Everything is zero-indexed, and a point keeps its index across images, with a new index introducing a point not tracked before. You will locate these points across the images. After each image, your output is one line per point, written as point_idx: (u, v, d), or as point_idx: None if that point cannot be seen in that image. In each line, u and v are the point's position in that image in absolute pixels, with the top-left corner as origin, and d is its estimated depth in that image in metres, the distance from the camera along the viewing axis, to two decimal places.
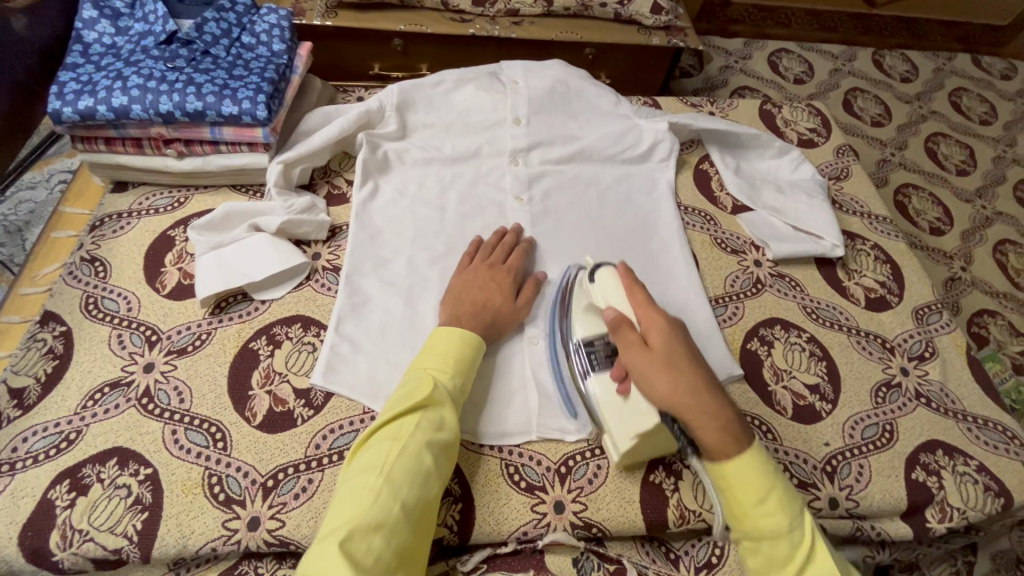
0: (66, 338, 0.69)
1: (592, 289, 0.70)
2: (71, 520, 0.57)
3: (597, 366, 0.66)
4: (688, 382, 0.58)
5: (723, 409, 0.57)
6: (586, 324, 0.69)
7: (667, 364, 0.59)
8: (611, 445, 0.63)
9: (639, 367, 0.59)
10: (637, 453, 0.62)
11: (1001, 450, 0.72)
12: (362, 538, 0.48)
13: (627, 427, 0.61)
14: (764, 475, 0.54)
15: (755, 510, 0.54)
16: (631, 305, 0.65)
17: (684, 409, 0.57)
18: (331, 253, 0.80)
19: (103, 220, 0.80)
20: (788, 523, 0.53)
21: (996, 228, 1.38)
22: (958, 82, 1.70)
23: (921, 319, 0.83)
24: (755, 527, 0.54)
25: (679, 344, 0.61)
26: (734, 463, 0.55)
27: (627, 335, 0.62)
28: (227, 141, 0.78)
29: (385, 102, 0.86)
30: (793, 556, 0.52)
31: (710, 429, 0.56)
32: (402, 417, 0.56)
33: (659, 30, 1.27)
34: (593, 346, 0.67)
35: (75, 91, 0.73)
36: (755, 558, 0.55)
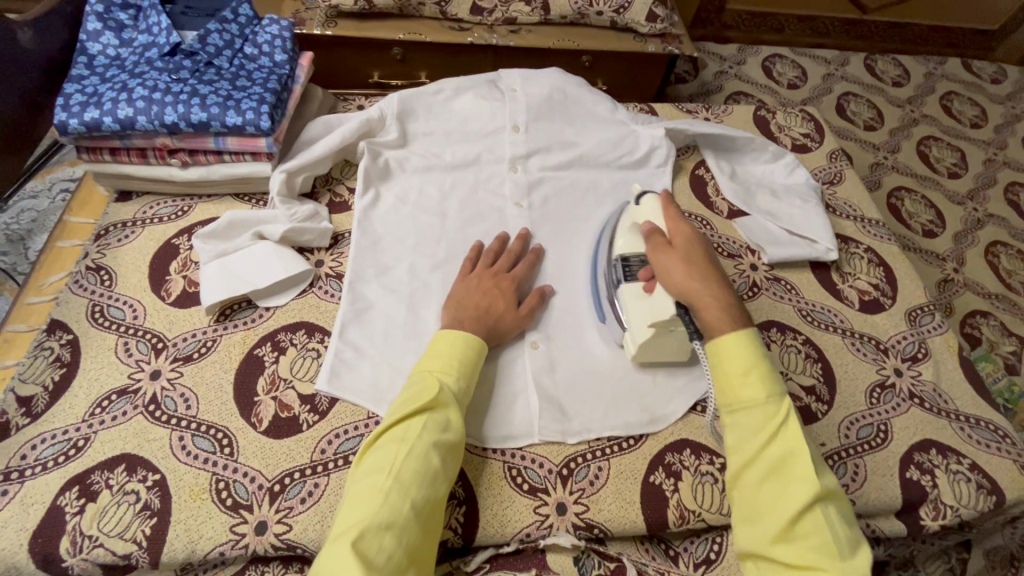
0: (73, 347, 0.70)
1: (636, 210, 0.75)
2: (81, 526, 0.58)
3: (629, 278, 0.71)
4: (701, 273, 0.62)
5: (728, 300, 0.61)
6: (627, 241, 0.74)
7: (685, 258, 0.64)
8: (630, 341, 0.70)
9: (660, 260, 0.65)
10: (651, 348, 0.68)
11: (993, 449, 0.73)
12: (373, 537, 0.49)
13: (643, 319, 0.66)
14: (753, 352, 0.58)
15: (737, 380, 0.57)
16: (664, 218, 0.70)
17: (694, 295, 0.61)
18: (334, 260, 0.81)
19: (108, 229, 0.81)
20: (766, 396, 0.56)
21: (987, 230, 1.40)
22: (949, 86, 1.72)
23: (914, 320, 0.85)
24: (736, 397, 0.57)
25: (701, 248, 0.65)
26: (727, 339, 0.58)
27: (655, 237, 0.67)
28: (230, 150, 0.80)
29: (386, 111, 0.88)
30: (766, 425, 0.55)
31: (713, 311, 0.60)
32: (409, 419, 0.58)
33: (654, 37, 1.29)
34: (629, 262, 0.72)
35: (80, 103, 0.74)
36: (731, 432, 0.57)
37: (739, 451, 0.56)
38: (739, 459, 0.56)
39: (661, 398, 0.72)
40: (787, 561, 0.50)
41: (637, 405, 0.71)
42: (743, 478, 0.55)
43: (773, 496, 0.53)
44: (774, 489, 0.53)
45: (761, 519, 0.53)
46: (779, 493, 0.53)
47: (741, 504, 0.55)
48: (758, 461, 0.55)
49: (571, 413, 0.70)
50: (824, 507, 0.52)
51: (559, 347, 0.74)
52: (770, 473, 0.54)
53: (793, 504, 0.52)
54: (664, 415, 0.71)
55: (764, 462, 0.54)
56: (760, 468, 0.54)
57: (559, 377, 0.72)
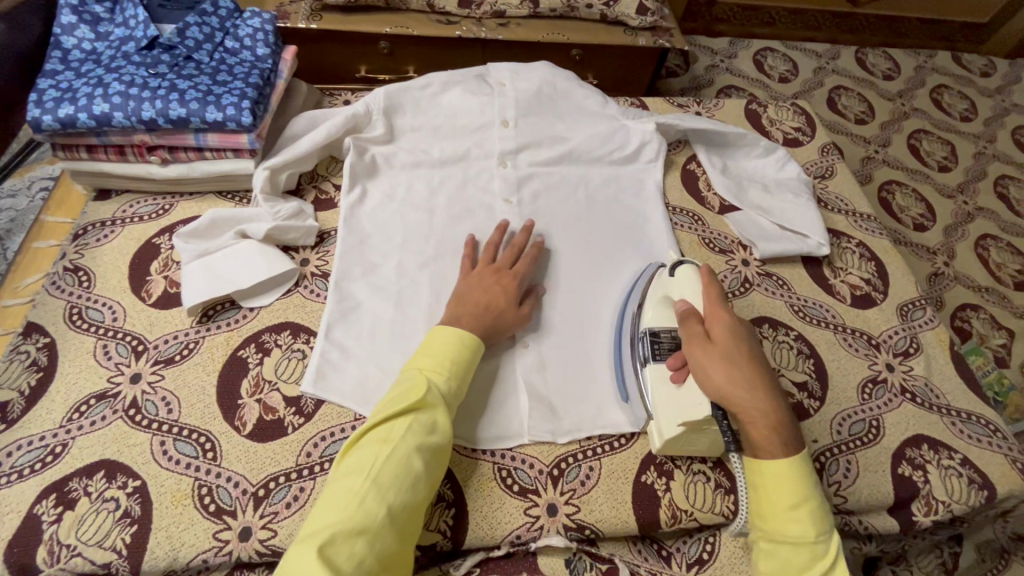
0: (50, 350, 0.68)
1: (670, 283, 0.72)
2: (59, 534, 0.57)
3: (658, 356, 0.67)
4: (747, 379, 0.59)
5: (777, 415, 0.58)
6: (657, 313, 0.70)
7: (727, 357, 0.60)
8: (655, 430, 0.65)
9: (696, 356, 0.61)
10: (680, 443, 0.64)
11: (984, 443, 0.73)
12: (344, 542, 0.48)
13: (674, 416, 0.62)
14: (802, 484, 0.56)
15: (784, 514, 0.55)
16: (704, 301, 0.67)
17: (734, 404, 0.58)
18: (319, 259, 0.79)
19: (86, 229, 0.79)
20: (813, 535, 0.54)
21: (978, 223, 1.40)
22: (939, 79, 1.72)
23: (905, 315, 0.85)
24: (780, 530, 0.55)
25: (746, 346, 0.62)
26: (775, 463, 0.56)
27: (692, 327, 0.64)
28: (211, 147, 0.78)
29: (372, 106, 0.86)
30: (810, 566, 0.54)
31: (761, 428, 0.57)
32: (393, 420, 0.56)
33: (645, 30, 1.28)
34: (658, 338, 0.68)
35: (54, 99, 0.72)
36: (767, 560, 0.56)
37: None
38: None
39: None
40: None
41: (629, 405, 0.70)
42: None
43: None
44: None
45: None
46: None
47: None
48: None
49: (562, 413, 0.69)
50: None
51: (551, 345, 0.73)
52: None
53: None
54: None
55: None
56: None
57: (551, 377, 0.71)
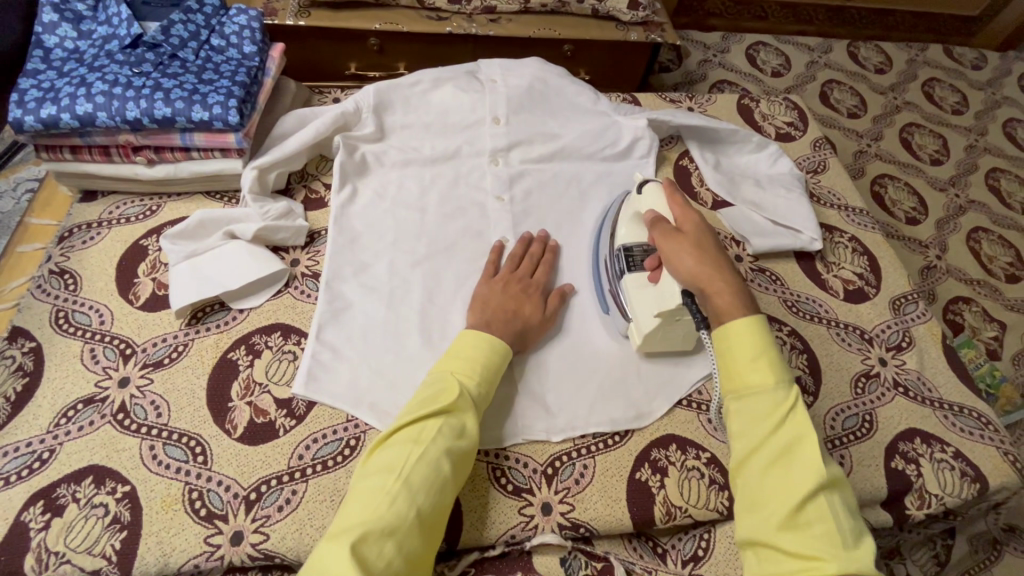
0: (36, 355, 0.67)
1: (637, 199, 0.75)
2: (47, 542, 0.56)
3: (633, 267, 0.71)
4: (709, 258, 0.62)
5: (738, 286, 0.60)
6: (629, 230, 0.74)
7: (692, 244, 0.64)
8: (635, 331, 0.70)
9: (666, 247, 0.65)
10: (657, 338, 0.69)
11: (976, 436, 0.73)
12: (374, 543, 0.48)
13: (651, 309, 0.67)
14: (762, 336, 0.56)
15: (745, 366, 0.56)
16: (669, 206, 0.70)
17: (701, 279, 0.61)
18: (310, 259, 0.78)
19: (72, 231, 0.77)
20: (774, 382, 0.54)
21: (969, 216, 1.41)
22: (931, 73, 1.72)
23: (898, 309, 0.85)
24: (743, 384, 0.55)
25: (709, 235, 0.65)
26: (737, 322, 0.57)
27: (662, 227, 0.67)
28: (198, 147, 0.77)
29: (361, 103, 0.85)
30: (774, 411, 0.53)
31: (722, 295, 0.59)
32: (424, 419, 0.56)
33: (637, 25, 1.27)
34: (631, 252, 0.72)
35: (36, 99, 0.71)
36: (734, 418, 0.55)
37: (743, 438, 0.54)
38: (743, 448, 0.53)
39: (646, 393, 0.71)
40: (791, 549, 0.48)
41: (623, 401, 0.70)
42: (749, 465, 0.53)
43: (778, 484, 0.51)
44: (780, 475, 0.51)
45: (765, 507, 0.50)
46: (785, 480, 0.51)
47: (745, 493, 0.52)
48: (763, 448, 0.52)
49: (556, 411, 0.69)
50: (829, 496, 0.50)
51: (545, 342, 0.73)
52: (776, 460, 0.52)
53: (800, 489, 0.49)
54: (650, 410, 0.70)
55: (769, 448, 0.52)
56: (765, 454, 0.52)
57: (544, 375, 0.71)
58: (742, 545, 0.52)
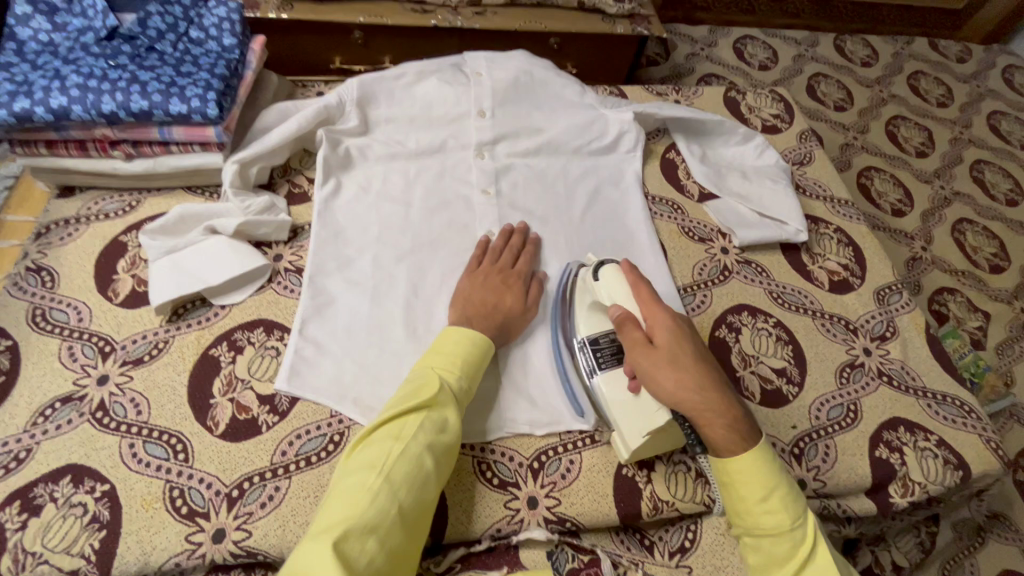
0: (13, 353, 0.66)
1: (597, 288, 0.70)
2: (23, 543, 0.55)
3: (603, 364, 0.66)
4: (696, 378, 0.57)
5: (730, 410, 0.56)
6: (590, 320, 0.69)
7: (673, 361, 0.58)
8: (621, 442, 0.64)
9: (644, 367, 0.59)
10: (645, 450, 0.63)
11: (958, 424, 0.74)
12: (357, 539, 0.47)
13: (639, 426, 0.61)
14: (768, 474, 0.55)
15: (758, 508, 0.55)
16: (637, 303, 0.64)
17: (689, 407, 0.56)
18: (293, 254, 0.78)
19: (49, 227, 0.76)
20: (789, 523, 0.54)
21: (954, 208, 1.42)
22: (916, 66, 1.73)
23: (882, 299, 0.85)
24: (757, 524, 0.55)
25: (687, 342, 0.60)
26: (738, 460, 0.55)
27: (633, 335, 0.61)
28: (177, 141, 0.75)
29: (345, 97, 0.84)
30: (793, 556, 0.53)
31: (717, 428, 0.56)
32: (405, 415, 0.55)
33: (623, 18, 1.27)
34: (598, 344, 0.67)
35: (9, 93, 0.69)
36: (754, 554, 0.56)
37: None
38: None
39: None
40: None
41: None
42: None
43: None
44: None
45: None
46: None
47: None
48: None
49: (540, 405, 0.69)
50: None
51: (530, 335, 0.73)
52: None
53: None
54: None
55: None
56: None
57: (527, 369, 0.71)
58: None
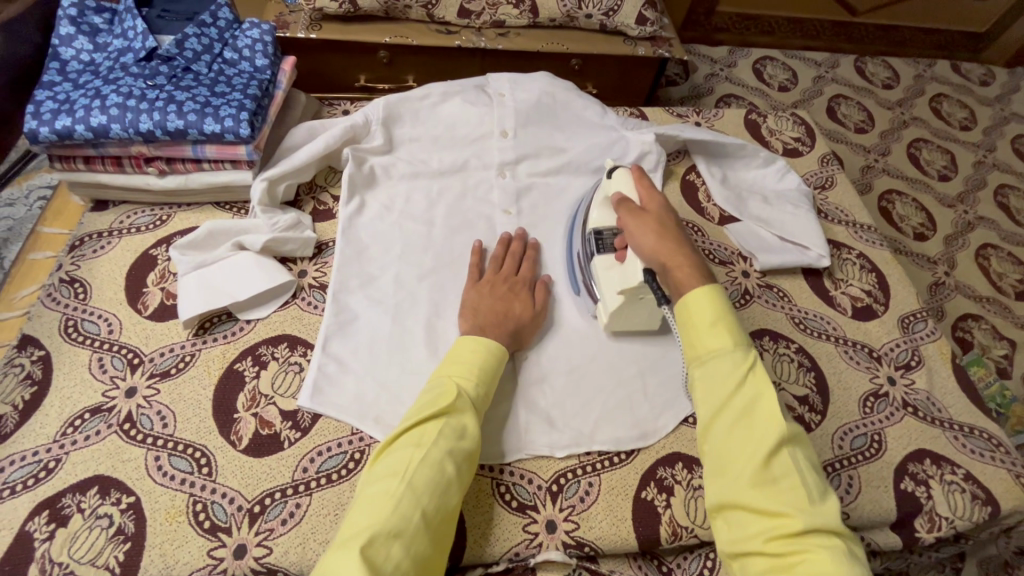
0: (45, 363, 0.67)
1: (607, 184, 0.76)
2: (50, 553, 0.56)
3: (601, 249, 0.72)
4: (673, 236, 0.63)
5: (698, 261, 0.60)
6: (600, 214, 0.76)
7: (657, 222, 0.65)
8: (602, 310, 0.71)
9: (632, 224, 0.66)
10: (623, 316, 0.70)
11: (988, 458, 0.72)
12: (382, 545, 0.47)
13: (614, 286, 0.68)
14: (720, 301, 0.56)
15: (704, 329, 0.56)
16: (636, 189, 0.71)
17: (664, 254, 0.61)
18: (317, 270, 0.79)
19: (83, 240, 0.78)
20: (734, 345, 0.54)
21: (978, 233, 1.40)
22: (938, 89, 1.72)
23: (906, 327, 0.84)
24: (704, 349, 0.55)
25: (674, 217, 0.66)
26: (695, 292, 0.57)
27: (627, 205, 0.68)
28: (209, 158, 0.77)
29: (371, 116, 0.86)
30: (735, 374, 0.53)
31: (684, 269, 0.59)
32: (425, 422, 0.56)
33: (644, 40, 1.28)
34: (601, 235, 0.74)
35: (51, 110, 0.72)
36: (698, 384, 0.55)
37: (707, 405, 0.53)
38: (707, 413, 0.53)
39: (652, 412, 0.70)
40: (759, 508, 0.48)
41: (628, 419, 0.69)
42: (712, 431, 0.52)
43: (744, 442, 0.50)
44: (744, 436, 0.51)
45: (732, 472, 0.50)
46: (748, 440, 0.50)
47: (713, 457, 0.52)
48: (727, 412, 0.52)
49: (560, 427, 0.68)
50: (791, 450, 0.50)
51: (550, 355, 0.73)
52: (739, 420, 0.51)
53: (762, 450, 0.49)
54: (656, 428, 0.69)
55: (733, 410, 0.51)
56: (726, 419, 0.51)
57: (548, 391, 0.70)
58: (712, 514, 0.52)
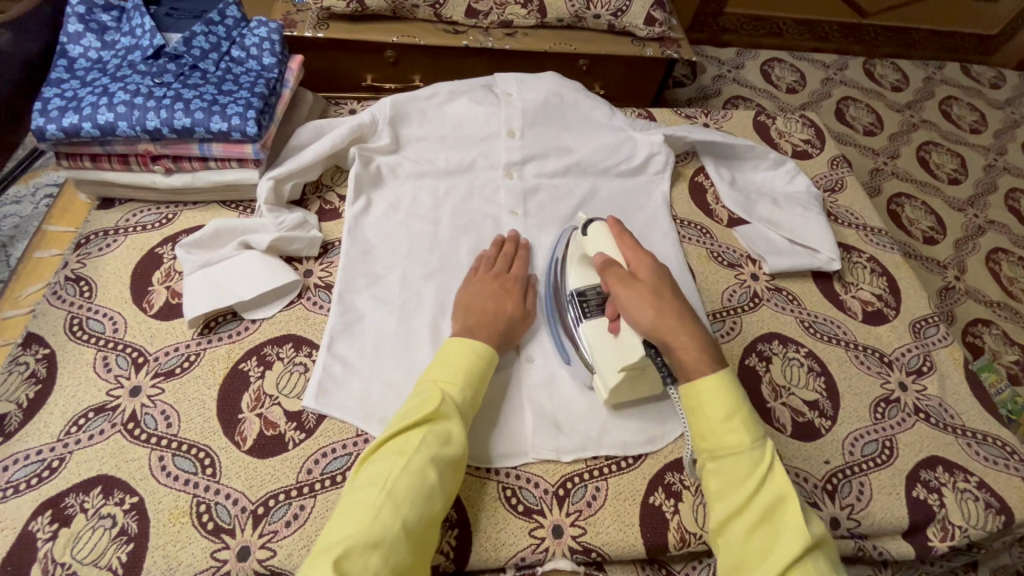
0: (50, 361, 0.67)
1: (584, 241, 0.72)
2: (53, 553, 0.55)
3: (589, 314, 0.68)
4: (671, 308, 0.61)
5: (701, 336, 0.60)
6: (579, 274, 0.71)
7: (650, 292, 0.62)
8: (601, 383, 0.66)
9: (625, 296, 0.63)
10: (624, 390, 0.65)
11: (1001, 466, 0.71)
12: (359, 556, 0.47)
13: (612, 363, 0.63)
14: (734, 394, 0.57)
15: (719, 424, 0.56)
16: (621, 250, 0.68)
17: (666, 332, 0.59)
18: (323, 270, 0.78)
19: (89, 238, 0.78)
20: (750, 442, 0.55)
21: (989, 237, 1.39)
22: (948, 91, 1.71)
23: (918, 332, 0.83)
24: (720, 444, 0.56)
25: (665, 282, 0.64)
26: (704, 380, 0.57)
27: (617, 272, 0.65)
28: (215, 157, 0.77)
29: (378, 115, 0.85)
30: (752, 474, 0.54)
31: (688, 349, 0.59)
32: (409, 430, 0.55)
33: (652, 41, 1.27)
34: (585, 296, 0.69)
35: (59, 108, 0.72)
36: (714, 479, 0.56)
37: (724, 502, 0.54)
38: (725, 511, 0.54)
39: (660, 416, 0.69)
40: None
41: (635, 424, 0.68)
42: (729, 529, 0.53)
43: (763, 546, 0.51)
44: (763, 538, 0.51)
45: (750, 574, 0.51)
46: (767, 543, 0.51)
47: (730, 557, 0.53)
48: (746, 513, 0.53)
49: (567, 430, 0.67)
50: (814, 556, 0.50)
51: (557, 358, 0.72)
52: (758, 523, 0.52)
53: (783, 556, 0.49)
54: (663, 433, 0.68)
55: (751, 512, 0.52)
56: (744, 520, 0.52)
57: (555, 395, 0.70)
58: None
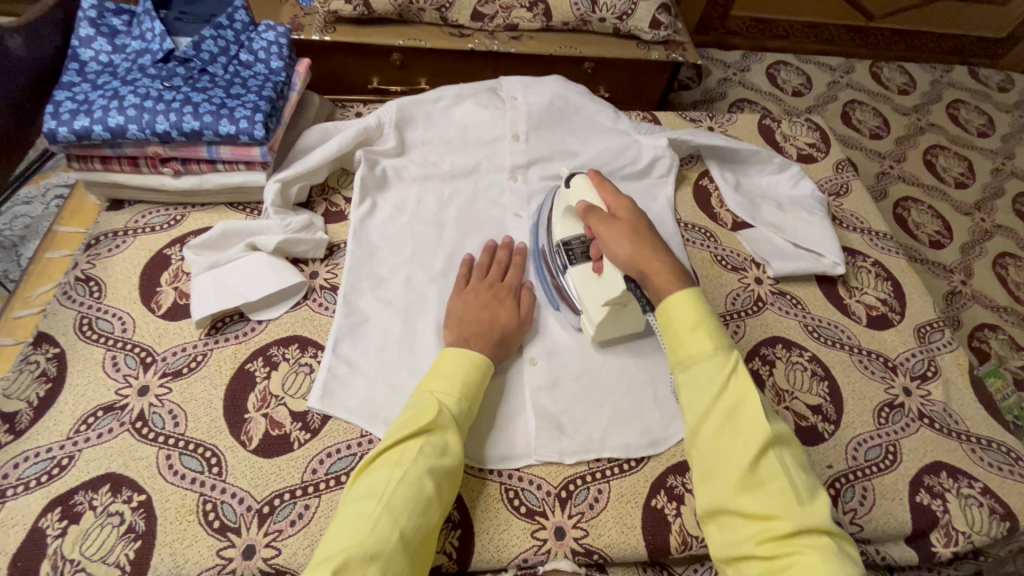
0: (60, 360, 0.68)
1: (567, 194, 0.76)
2: (62, 550, 0.56)
3: (574, 261, 0.72)
4: (646, 240, 0.64)
5: (675, 263, 0.61)
6: (564, 226, 0.75)
7: (627, 229, 0.65)
8: (587, 322, 0.71)
9: (606, 234, 0.66)
10: (609, 326, 0.70)
11: (1006, 472, 0.71)
12: (357, 568, 0.47)
13: (598, 300, 0.68)
14: (700, 306, 0.57)
15: (686, 334, 0.56)
16: (601, 196, 0.71)
17: (641, 261, 0.62)
18: (329, 271, 0.79)
19: (99, 239, 0.79)
20: (715, 347, 0.55)
21: (996, 241, 1.38)
22: (955, 95, 1.70)
23: (923, 337, 0.83)
24: (687, 354, 0.56)
25: (642, 220, 0.67)
26: (675, 296, 0.58)
27: (597, 214, 0.68)
28: (223, 159, 0.78)
29: (384, 118, 0.86)
30: (719, 376, 0.53)
31: (663, 274, 0.60)
32: (406, 441, 0.56)
33: (657, 44, 1.28)
34: (570, 246, 0.73)
35: (70, 111, 0.73)
36: (683, 390, 0.55)
37: (693, 410, 0.53)
38: (694, 419, 0.53)
39: (662, 419, 0.69)
40: (747, 510, 0.48)
41: (638, 427, 0.68)
42: (700, 437, 0.53)
43: (731, 445, 0.51)
44: (730, 438, 0.51)
45: (721, 476, 0.50)
46: (734, 443, 0.51)
47: (702, 463, 0.52)
48: (714, 416, 0.52)
49: (570, 433, 0.68)
50: (777, 451, 0.51)
51: (560, 360, 0.72)
52: (725, 424, 0.51)
53: (749, 452, 0.50)
54: (666, 437, 0.68)
55: (718, 414, 0.52)
56: (712, 422, 0.52)
57: (557, 398, 0.70)
58: (705, 520, 0.52)
